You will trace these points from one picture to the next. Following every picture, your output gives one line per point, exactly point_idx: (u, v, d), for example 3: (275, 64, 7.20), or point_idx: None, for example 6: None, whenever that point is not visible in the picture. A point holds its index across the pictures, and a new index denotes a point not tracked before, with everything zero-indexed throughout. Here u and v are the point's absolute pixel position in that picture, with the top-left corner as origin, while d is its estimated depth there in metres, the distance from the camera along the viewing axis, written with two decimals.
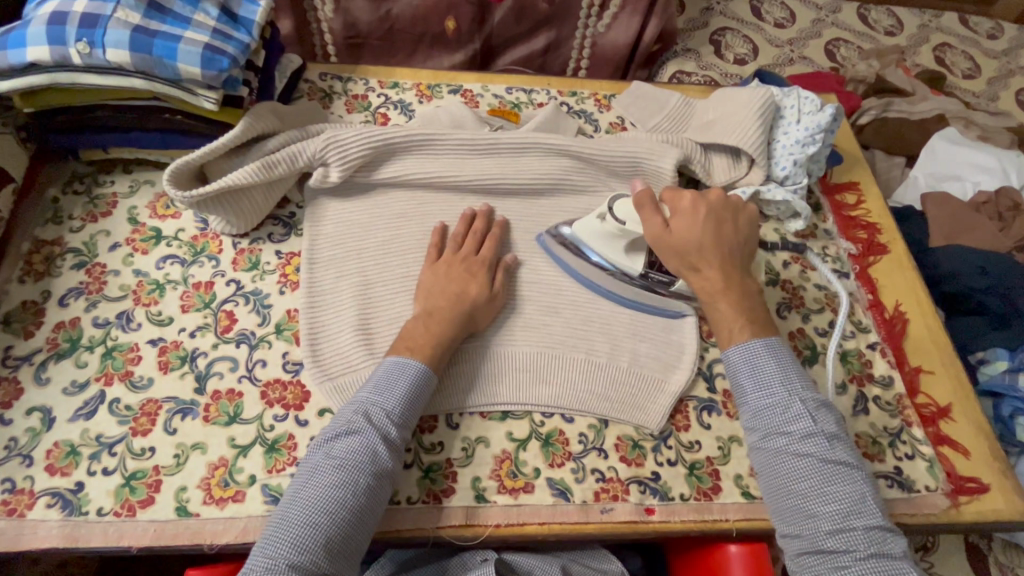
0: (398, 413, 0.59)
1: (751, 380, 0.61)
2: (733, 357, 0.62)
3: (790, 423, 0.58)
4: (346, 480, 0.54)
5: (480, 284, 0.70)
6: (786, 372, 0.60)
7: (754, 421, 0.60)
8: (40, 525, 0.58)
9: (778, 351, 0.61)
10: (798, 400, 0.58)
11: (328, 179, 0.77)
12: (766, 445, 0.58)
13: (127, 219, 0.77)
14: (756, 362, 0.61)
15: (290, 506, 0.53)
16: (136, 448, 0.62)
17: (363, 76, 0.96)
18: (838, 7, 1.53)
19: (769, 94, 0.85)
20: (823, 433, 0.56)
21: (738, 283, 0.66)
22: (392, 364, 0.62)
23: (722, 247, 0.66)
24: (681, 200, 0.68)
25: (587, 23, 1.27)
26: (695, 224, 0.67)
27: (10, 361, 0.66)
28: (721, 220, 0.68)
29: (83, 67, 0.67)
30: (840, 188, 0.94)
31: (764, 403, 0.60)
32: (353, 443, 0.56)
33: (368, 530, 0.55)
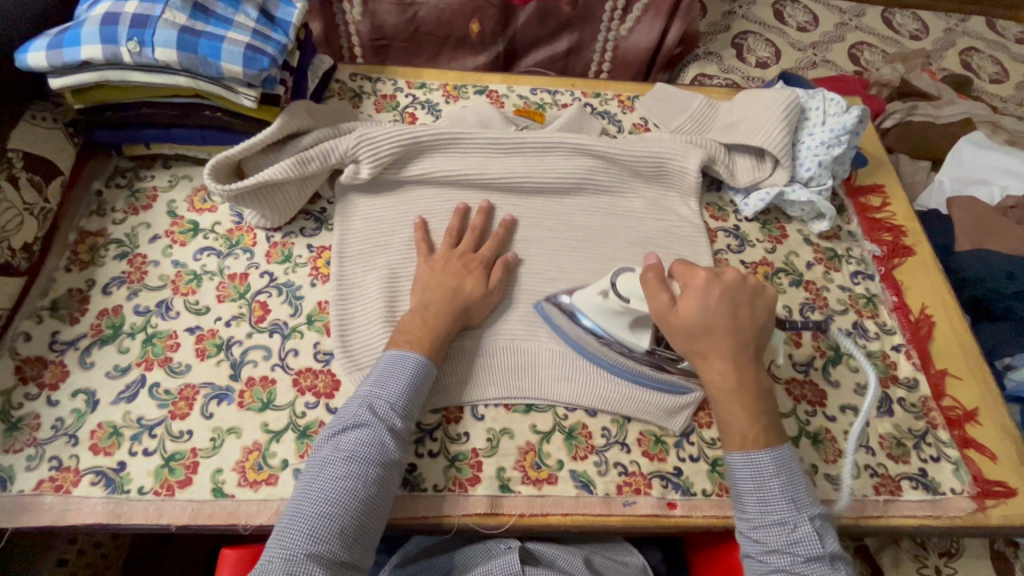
0: (403, 404, 0.61)
1: (756, 491, 0.59)
2: (738, 465, 0.60)
3: (796, 542, 0.56)
4: (357, 471, 0.56)
5: (476, 280, 0.71)
6: (793, 485, 0.59)
7: (757, 532, 0.58)
8: (85, 502, 0.61)
9: (786, 462, 0.59)
10: (806, 518, 0.57)
11: (358, 176, 0.79)
12: (768, 560, 0.57)
13: (167, 212, 0.80)
14: (765, 477, 0.59)
15: (302, 498, 0.54)
16: (175, 430, 0.65)
17: (391, 77, 0.99)
18: (862, 10, 1.53)
19: (796, 96, 0.86)
20: (828, 559, 0.56)
21: (753, 383, 0.61)
22: (390, 358, 0.64)
23: (736, 339, 0.62)
24: (692, 279, 0.63)
25: (609, 27, 1.29)
26: (706, 310, 0.62)
27: (58, 345, 0.69)
28: (737, 306, 0.63)
29: (132, 65, 0.70)
30: (865, 190, 0.94)
31: (768, 518, 0.58)
32: (360, 435, 0.58)
33: (380, 516, 0.56)
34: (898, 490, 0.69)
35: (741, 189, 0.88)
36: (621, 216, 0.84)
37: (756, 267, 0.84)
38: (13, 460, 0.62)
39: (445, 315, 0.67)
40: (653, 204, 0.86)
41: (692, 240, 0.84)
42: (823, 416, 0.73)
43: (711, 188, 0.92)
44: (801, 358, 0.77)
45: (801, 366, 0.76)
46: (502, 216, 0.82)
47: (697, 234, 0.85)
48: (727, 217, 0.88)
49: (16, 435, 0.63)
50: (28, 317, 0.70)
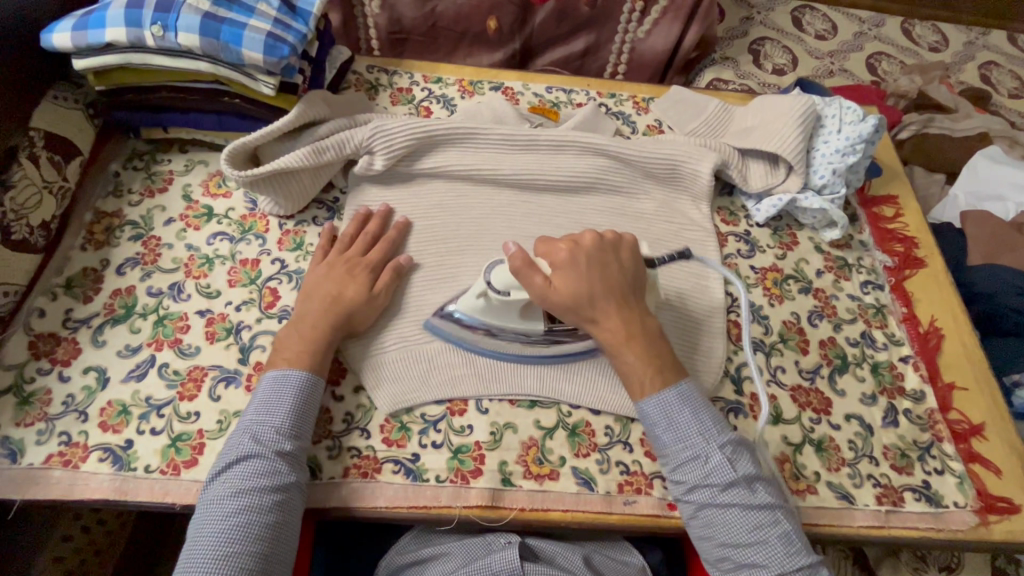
0: (289, 424, 0.61)
1: (669, 430, 0.62)
2: (648, 406, 0.63)
3: (711, 475, 0.59)
4: (248, 502, 0.56)
5: (361, 284, 0.70)
6: (700, 417, 0.62)
7: (678, 473, 0.61)
8: (92, 477, 0.61)
9: (688, 395, 0.63)
10: (716, 447, 0.60)
11: (372, 167, 0.79)
12: (692, 497, 0.60)
13: (182, 195, 0.81)
14: (671, 414, 0.62)
15: (195, 543, 0.54)
16: (182, 411, 0.65)
17: (408, 70, 0.99)
18: (881, 21, 1.52)
19: (812, 103, 0.86)
20: (743, 482, 0.59)
21: (639, 327, 0.65)
22: (271, 381, 0.63)
23: (612, 292, 0.65)
24: (557, 251, 0.66)
25: (627, 28, 1.29)
26: (578, 276, 0.64)
27: (71, 323, 0.70)
28: (604, 262, 0.66)
29: (154, 49, 0.71)
30: (878, 200, 0.94)
31: (685, 456, 0.61)
32: (246, 466, 0.58)
33: (286, 539, 0.57)
34: (900, 501, 0.69)
35: (754, 195, 0.88)
36: (631, 217, 0.84)
37: (764, 273, 0.84)
38: (24, 434, 0.63)
39: (320, 325, 0.67)
40: (665, 205, 0.86)
41: (702, 244, 0.84)
42: (827, 424, 0.73)
43: (724, 192, 0.91)
44: (807, 365, 0.77)
45: (806, 373, 0.76)
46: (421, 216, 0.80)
47: (707, 238, 0.85)
48: (738, 222, 0.88)
49: (28, 408, 0.64)
50: (43, 294, 0.71)
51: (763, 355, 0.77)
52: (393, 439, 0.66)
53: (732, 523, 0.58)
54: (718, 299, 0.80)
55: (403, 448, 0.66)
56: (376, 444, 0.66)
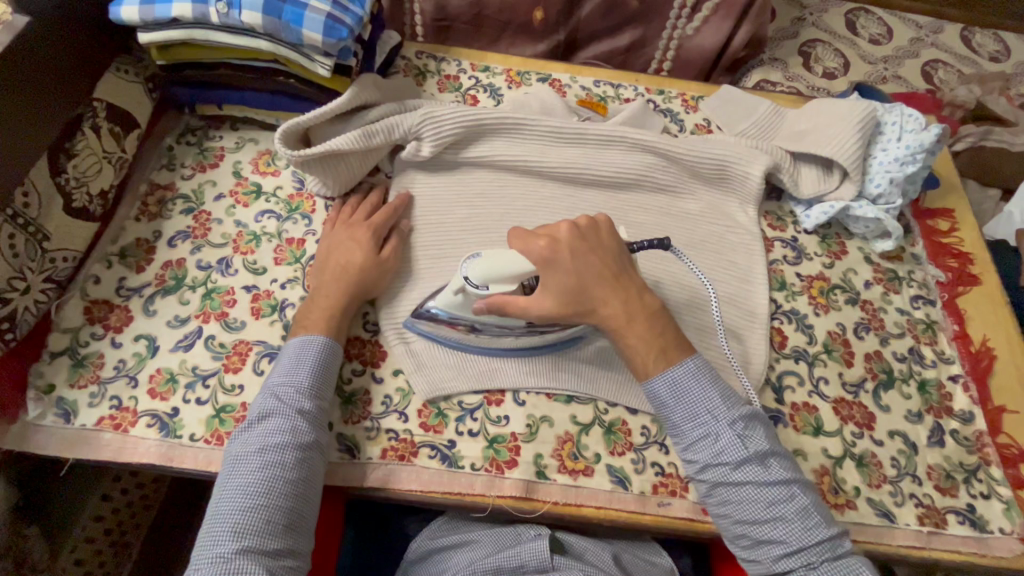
0: (310, 386, 0.62)
1: (679, 407, 0.61)
2: (655, 386, 0.61)
3: (722, 453, 0.58)
4: (273, 460, 0.56)
5: (366, 251, 0.71)
6: (707, 393, 0.60)
7: (690, 453, 0.60)
8: (140, 442, 0.63)
9: (699, 369, 0.61)
10: (726, 423, 0.59)
11: (420, 153, 0.79)
12: (705, 475, 0.59)
13: (232, 172, 0.82)
14: (677, 391, 0.61)
15: (222, 498, 0.55)
16: (227, 383, 0.67)
17: (456, 58, 0.99)
18: (939, 27, 1.46)
19: (872, 109, 0.83)
20: (757, 457, 0.58)
21: (640, 306, 0.63)
22: (294, 347, 0.64)
23: (584, 293, 0.61)
24: (530, 249, 0.61)
25: (676, 24, 1.26)
26: (552, 282, 0.61)
27: (124, 291, 0.72)
28: (584, 252, 0.62)
29: (217, 26, 0.72)
30: (933, 213, 0.91)
31: (696, 434, 0.60)
32: (270, 427, 0.58)
33: (310, 501, 0.58)
34: (943, 524, 0.67)
35: (804, 200, 0.85)
36: (676, 217, 0.83)
37: (811, 282, 0.82)
38: (77, 395, 0.65)
39: (339, 293, 0.69)
40: (711, 207, 0.85)
41: (747, 248, 0.82)
42: (870, 439, 0.71)
43: (771, 196, 0.89)
44: (851, 378, 0.75)
45: (850, 386, 0.74)
46: (465, 206, 0.80)
47: (753, 242, 0.83)
48: (785, 227, 0.86)
49: (81, 371, 0.66)
50: (99, 261, 0.73)
51: (805, 365, 0.75)
52: (430, 425, 0.67)
53: (747, 500, 0.57)
54: (762, 305, 0.78)
55: (439, 434, 0.66)
56: (413, 428, 0.66)
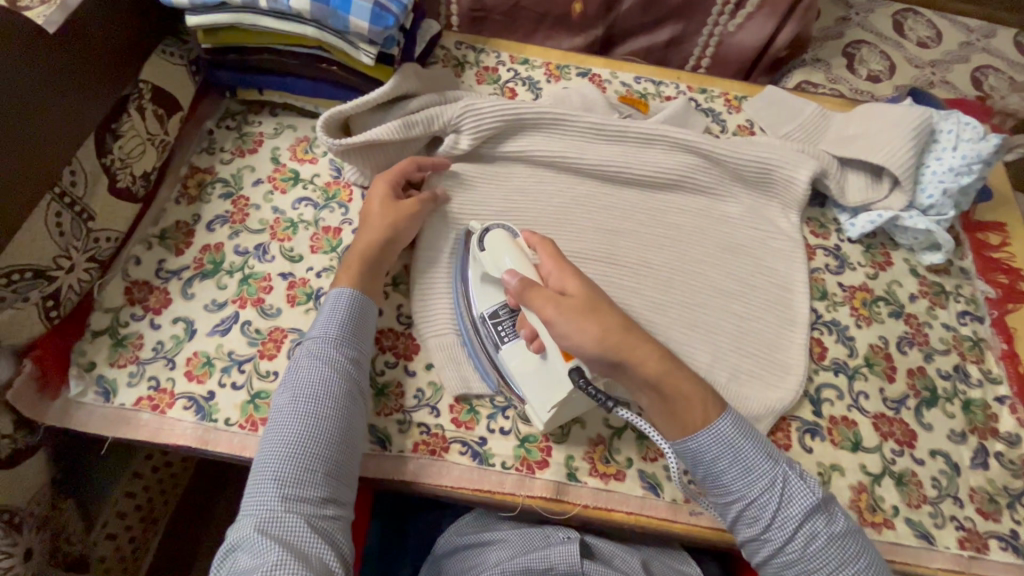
0: (344, 340, 0.62)
1: (738, 465, 0.56)
2: (706, 443, 0.56)
3: (792, 508, 0.55)
4: (310, 411, 0.56)
5: (375, 208, 0.71)
6: (759, 441, 0.57)
7: (755, 516, 0.56)
8: (177, 423, 0.64)
9: (739, 420, 0.58)
10: (786, 473, 0.56)
11: (459, 145, 0.78)
12: (777, 537, 0.55)
13: (271, 158, 0.82)
14: (736, 446, 0.56)
15: (264, 449, 0.55)
16: (263, 369, 0.67)
17: (495, 49, 0.97)
18: (992, 31, 1.40)
19: (928, 117, 0.80)
20: (821, 506, 0.56)
21: (675, 365, 0.57)
22: (328, 302, 0.64)
23: (631, 327, 0.57)
24: (566, 276, 0.60)
25: (718, 21, 1.23)
26: (609, 312, 0.57)
27: (163, 273, 0.72)
28: (597, 303, 0.58)
29: (265, 10, 0.71)
30: (984, 226, 0.87)
31: (758, 493, 0.55)
32: (306, 380, 0.58)
33: (351, 451, 0.57)
34: (984, 548, 0.65)
35: (849, 208, 0.83)
36: (716, 221, 0.81)
37: (853, 292, 0.80)
38: (117, 374, 0.66)
39: (352, 285, 0.66)
40: (752, 211, 0.82)
41: (789, 255, 0.80)
42: (910, 458, 0.69)
43: (815, 202, 0.87)
44: (892, 395, 0.73)
45: (891, 402, 0.72)
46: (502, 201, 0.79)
47: (795, 250, 0.81)
48: (829, 235, 0.84)
49: (121, 350, 0.67)
50: (139, 243, 0.74)
51: (845, 378, 0.73)
52: (462, 421, 0.66)
53: (819, 557, 0.54)
54: (802, 315, 0.76)
55: (471, 430, 0.66)
56: (445, 423, 0.66)
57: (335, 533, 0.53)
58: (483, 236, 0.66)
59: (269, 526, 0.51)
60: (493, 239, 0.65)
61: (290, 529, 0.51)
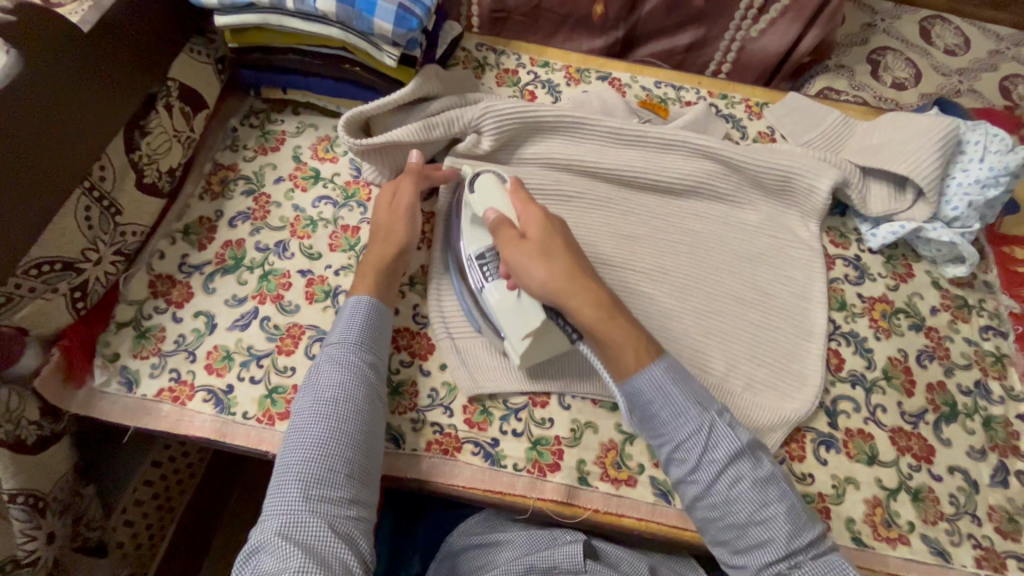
0: (363, 345, 0.62)
1: (665, 407, 0.58)
2: (637, 384, 0.59)
3: (716, 449, 0.56)
4: (330, 415, 0.57)
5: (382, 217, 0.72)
6: (691, 388, 0.59)
7: (680, 454, 0.57)
8: (196, 416, 0.65)
9: (676, 367, 0.59)
10: (714, 416, 0.57)
11: (478, 147, 0.78)
12: (698, 477, 0.56)
13: (292, 156, 0.83)
14: (668, 391, 0.58)
15: (287, 453, 0.56)
16: (280, 364, 0.68)
17: (515, 51, 0.98)
18: (1022, 40, 1.37)
19: (955, 127, 0.79)
20: (746, 452, 0.56)
21: (616, 304, 0.60)
22: (347, 309, 0.65)
23: (581, 272, 0.61)
24: (528, 218, 0.63)
25: (739, 26, 1.22)
26: (559, 256, 0.60)
27: (186, 267, 0.74)
28: (552, 242, 0.62)
29: (291, 11, 0.72)
30: (1009, 240, 0.85)
31: (684, 433, 0.57)
32: (326, 384, 0.59)
33: (370, 454, 0.58)
34: (1002, 568, 0.64)
35: (871, 218, 0.82)
36: (734, 228, 0.81)
37: (872, 304, 0.78)
38: (140, 365, 0.68)
39: (370, 292, 0.67)
40: (771, 219, 0.82)
41: (807, 265, 0.79)
42: (927, 473, 0.68)
43: (835, 211, 0.86)
44: (910, 409, 0.72)
45: (909, 416, 0.71)
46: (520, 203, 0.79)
47: (814, 259, 0.80)
48: (848, 245, 0.83)
49: (144, 342, 0.69)
50: (164, 237, 0.75)
51: (862, 391, 0.72)
52: (474, 421, 0.67)
53: (742, 500, 0.55)
54: (819, 325, 0.76)
55: (483, 431, 0.66)
56: (458, 424, 0.67)
57: (357, 535, 0.54)
58: (474, 180, 0.68)
59: (290, 527, 0.52)
60: (483, 181, 0.67)
61: (312, 532, 0.51)
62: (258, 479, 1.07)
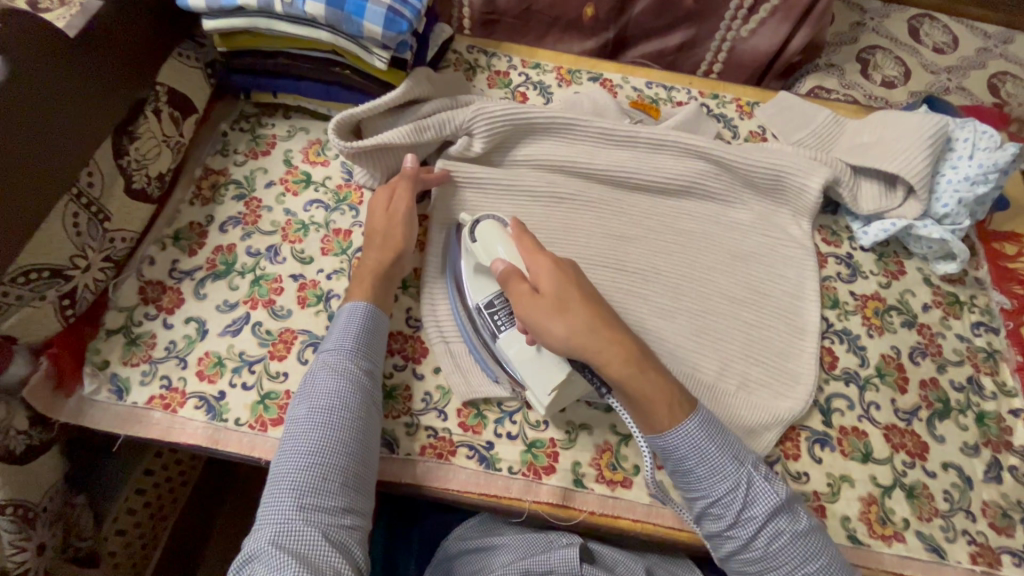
0: (359, 352, 0.62)
1: (702, 467, 0.56)
2: (669, 440, 0.57)
3: (753, 507, 0.55)
4: (326, 422, 0.57)
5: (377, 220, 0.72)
6: (726, 440, 0.58)
7: (715, 509, 0.56)
8: (188, 423, 0.65)
9: (710, 421, 0.58)
10: (751, 472, 0.56)
11: (470, 149, 0.78)
12: (736, 534, 0.56)
13: (283, 160, 0.82)
14: (702, 446, 0.56)
15: (281, 460, 0.56)
16: (272, 370, 0.68)
17: (506, 53, 0.98)
18: (1009, 37, 1.38)
19: (945, 124, 0.79)
20: (786, 506, 0.56)
21: (643, 354, 0.58)
22: (343, 314, 0.65)
23: (604, 321, 0.58)
24: (539, 266, 0.60)
25: (730, 25, 1.23)
26: (579, 308, 0.58)
27: (176, 273, 0.73)
28: (571, 294, 0.58)
29: (280, 15, 0.72)
30: (1000, 236, 0.86)
31: (721, 491, 0.56)
32: (321, 391, 0.59)
33: (366, 461, 0.57)
34: (997, 564, 0.64)
35: (862, 216, 0.82)
36: (726, 227, 0.81)
37: (865, 301, 0.79)
38: (130, 372, 0.67)
39: (366, 297, 0.67)
40: (763, 218, 0.82)
41: (800, 263, 0.80)
42: (921, 470, 0.68)
43: (827, 209, 0.86)
44: (904, 406, 0.72)
45: (903, 413, 0.71)
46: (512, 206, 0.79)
47: (806, 257, 0.80)
48: (841, 243, 0.83)
49: (134, 349, 0.68)
50: (154, 243, 0.75)
51: (856, 388, 0.73)
52: (469, 425, 0.67)
53: (782, 555, 0.55)
54: (812, 323, 0.76)
55: (478, 434, 0.66)
56: (452, 427, 0.66)
57: (352, 544, 0.53)
58: (474, 228, 0.66)
59: (284, 535, 0.51)
60: (483, 229, 0.66)
61: (306, 541, 0.51)
62: (253, 485, 1.07)
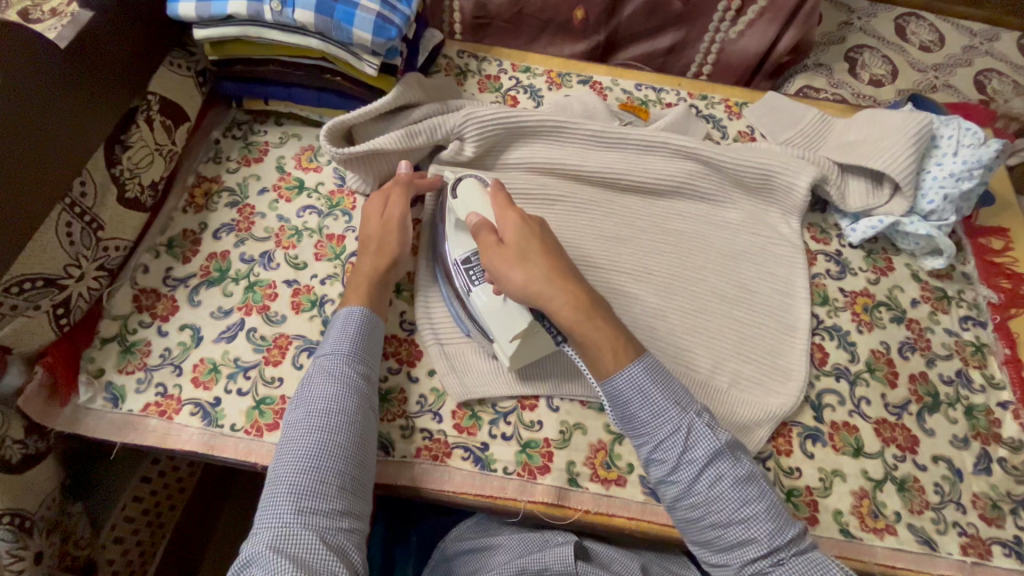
0: (354, 356, 0.62)
1: (644, 408, 0.57)
2: (616, 385, 0.58)
3: (692, 449, 0.56)
4: (323, 426, 0.57)
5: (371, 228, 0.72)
6: (671, 387, 0.58)
7: (658, 454, 0.57)
8: (184, 430, 0.65)
9: (659, 371, 0.59)
10: (693, 416, 0.57)
11: (461, 153, 0.79)
12: (675, 477, 0.56)
13: (276, 167, 0.83)
14: (646, 390, 0.57)
15: (279, 464, 0.56)
16: (267, 375, 0.68)
17: (497, 57, 0.99)
18: (995, 35, 1.40)
19: (929, 122, 0.80)
20: (726, 450, 0.56)
21: (597, 304, 0.59)
22: (340, 319, 0.66)
23: (562, 274, 0.59)
24: (506, 221, 0.61)
25: (718, 27, 1.24)
26: (538, 259, 0.59)
27: (170, 281, 0.74)
28: (528, 246, 0.60)
29: (271, 23, 0.73)
30: (987, 231, 0.87)
31: (664, 433, 0.57)
32: (318, 395, 0.59)
33: (363, 465, 0.58)
34: (987, 555, 0.65)
35: (850, 214, 0.83)
36: (716, 227, 0.82)
37: (854, 297, 0.80)
38: (125, 380, 0.67)
39: (361, 303, 0.67)
40: (752, 217, 0.83)
41: (790, 260, 0.81)
42: (912, 463, 0.69)
43: (816, 207, 0.87)
44: (894, 400, 0.73)
45: (893, 408, 0.72)
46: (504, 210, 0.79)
47: (796, 255, 0.81)
48: (829, 241, 0.84)
49: (129, 357, 0.69)
50: (148, 251, 0.75)
51: (846, 384, 0.73)
52: (464, 426, 0.67)
53: (723, 498, 0.55)
54: (803, 320, 0.77)
55: (473, 436, 0.67)
56: (447, 430, 0.67)
57: (349, 547, 0.53)
58: (456, 185, 0.67)
59: (282, 539, 0.51)
60: (465, 187, 0.67)
61: (303, 543, 0.51)
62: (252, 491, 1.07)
